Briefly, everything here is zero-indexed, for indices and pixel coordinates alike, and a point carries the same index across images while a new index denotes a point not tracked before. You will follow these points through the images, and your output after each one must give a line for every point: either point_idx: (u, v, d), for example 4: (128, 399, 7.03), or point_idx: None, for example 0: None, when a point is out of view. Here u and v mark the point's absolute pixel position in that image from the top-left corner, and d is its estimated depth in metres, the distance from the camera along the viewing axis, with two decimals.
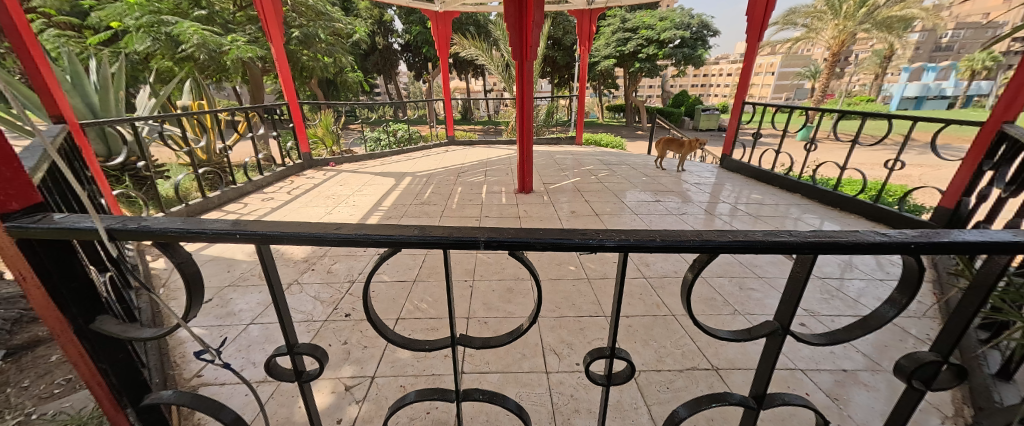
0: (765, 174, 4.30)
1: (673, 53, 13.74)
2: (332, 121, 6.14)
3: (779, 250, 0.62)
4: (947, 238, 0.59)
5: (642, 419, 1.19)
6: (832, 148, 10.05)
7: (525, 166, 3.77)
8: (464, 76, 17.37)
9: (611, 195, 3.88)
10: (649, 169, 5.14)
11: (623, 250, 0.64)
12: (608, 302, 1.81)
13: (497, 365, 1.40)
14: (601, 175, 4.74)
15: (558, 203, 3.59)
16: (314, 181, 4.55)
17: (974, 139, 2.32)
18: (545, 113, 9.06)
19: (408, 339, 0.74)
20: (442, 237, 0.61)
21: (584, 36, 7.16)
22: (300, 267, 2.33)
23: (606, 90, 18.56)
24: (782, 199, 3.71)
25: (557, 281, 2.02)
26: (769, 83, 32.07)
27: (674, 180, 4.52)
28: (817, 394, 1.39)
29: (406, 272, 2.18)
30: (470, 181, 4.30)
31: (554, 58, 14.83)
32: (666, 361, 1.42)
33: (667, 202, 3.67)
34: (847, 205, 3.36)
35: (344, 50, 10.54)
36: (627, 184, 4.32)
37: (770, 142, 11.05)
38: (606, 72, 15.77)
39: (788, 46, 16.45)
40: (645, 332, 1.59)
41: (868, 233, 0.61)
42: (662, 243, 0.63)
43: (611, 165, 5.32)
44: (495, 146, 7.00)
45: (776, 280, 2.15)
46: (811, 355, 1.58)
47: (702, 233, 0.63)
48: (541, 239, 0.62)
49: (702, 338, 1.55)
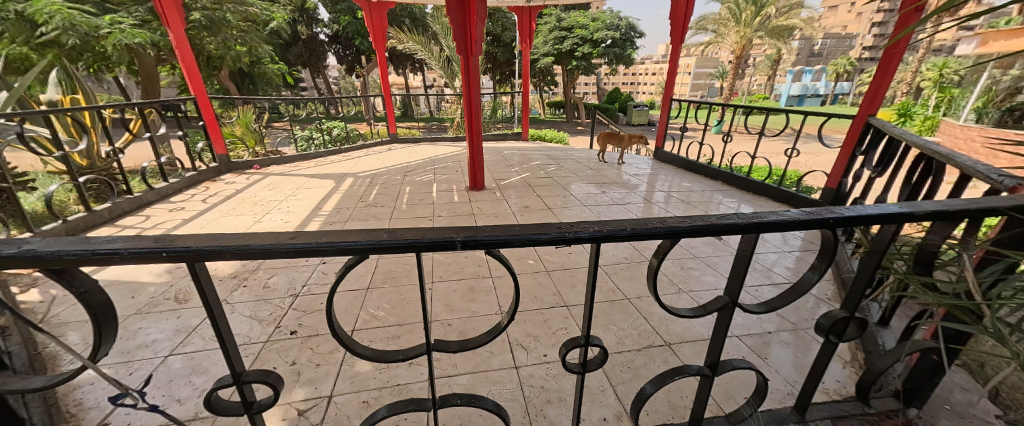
0: (693, 165, 4.74)
1: (606, 52, 14.59)
2: (254, 118, 5.47)
3: (729, 232, 0.68)
4: (855, 213, 0.70)
5: (610, 401, 1.24)
6: (742, 140, 11.43)
7: (476, 163, 3.72)
8: (401, 71, 16.64)
9: (560, 188, 4.01)
10: (592, 163, 5.40)
11: (596, 241, 0.66)
12: (568, 293, 1.87)
13: (466, 367, 1.37)
14: (549, 169, 4.86)
15: (510, 198, 3.62)
16: (237, 186, 4.06)
17: (849, 129, 2.80)
18: (489, 109, 9.04)
19: (380, 351, 0.69)
20: (419, 240, 0.57)
21: (524, 33, 7.24)
22: (230, 284, 2.06)
23: (547, 88, 19.10)
24: (707, 186, 4.14)
25: (517, 276, 2.04)
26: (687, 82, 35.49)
27: (615, 172, 4.81)
28: (750, 355, 1.59)
29: (357, 280, 2.04)
30: (418, 180, 4.14)
31: (494, 55, 14.86)
32: (625, 343, 1.51)
33: (612, 193, 3.89)
34: (758, 189, 3.84)
35: (260, 39, 9.45)
36: (574, 178, 4.49)
37: (692, 136, 12.25)
38: (545, 69, 16.18)
39: (702, 49, 18.35)
40: (604, 318, 1.67)
41: (797, 211, 0.70)
42: (632, 232, 0.66)
43: (557, 160, 5.48)
44: (440, 143, 6.81)
45: (710, 259, 2.40)
46: (742, 323, 1.79)
47: (666, 220, 0.68)
48: (518, 236, 0.62)
49: (654, 317, 1.68)
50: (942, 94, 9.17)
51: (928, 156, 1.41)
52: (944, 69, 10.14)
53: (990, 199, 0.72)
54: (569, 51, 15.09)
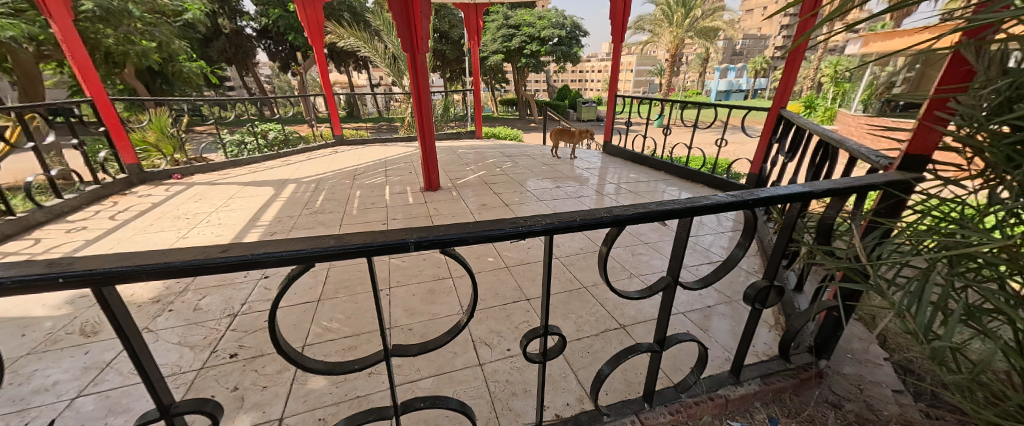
0: (639, 157, 5.03)
1: (553, 50, 14.98)
2: (170, 122, 4.87)
3: (668, 218, 0.75)
4: (769, 194, 0.80)
5: (572, 385, 1.29)
6: (680, 132, 12.34)
7: (430, 163, 3.64)
8: (344, 69, 15.74)
9: (516, 185, 4.05)
10: (546, 159, 5.54)
11: (549, 234, 0.68)
12: (528, 286, 1.90)
13: (429, 370, 1.35)
14: (504, 167, 4.89)
15: (467, 197, 3.59)
16: (154, 199, 3.60)
17: (765, 121, 3.14)
18: (440, 108, 8.88)
19: (333, 363, 0.66)
20: (372, 243, 0.56)
21: (472, 30, 7.19)
22: (151, 310, 1.82)
23: (498, 85, 19.15)
24: (651, 176, 4.42)
25: (477, 274, 2.05)
26: (629, 79, 37.55)
27: (568, 166, 4.96)
28: (693, 329, 1.73)
29: (307, 292, 1.91)
30: (369, 183, 3.96)
31: (443, 52, 14.60)
32: (584, 329, 1.58)
33: (566, 187, 4.02)
34: (694, 177, 4.18)
35: (172, 32, 8.41)
36: (529, 174, 4.57)
37: (637, 130, 12.99)
38: (495, 66, 16.19)
39: (641, 48, 19.48)
40: (563, 308, 1.73)
41: (722, 195, 0.78)
42: (582, 222, 0.69)
43: (512, 157, 5.53)
44: (390, 144, 6.56)
45: (657, 244, 2.58)
46: (686, 300, 1.94)
47: (611, 209, 0.73)
48: (474, 234, 0.62)
49: (610, 302, 1.77)
50: (838, 88, 10.59)
51: (826, 143, 1.62)
52: (839, 67, 11.70)
53: (868, 177, 0.86)
54: (518, 49, 15.25)
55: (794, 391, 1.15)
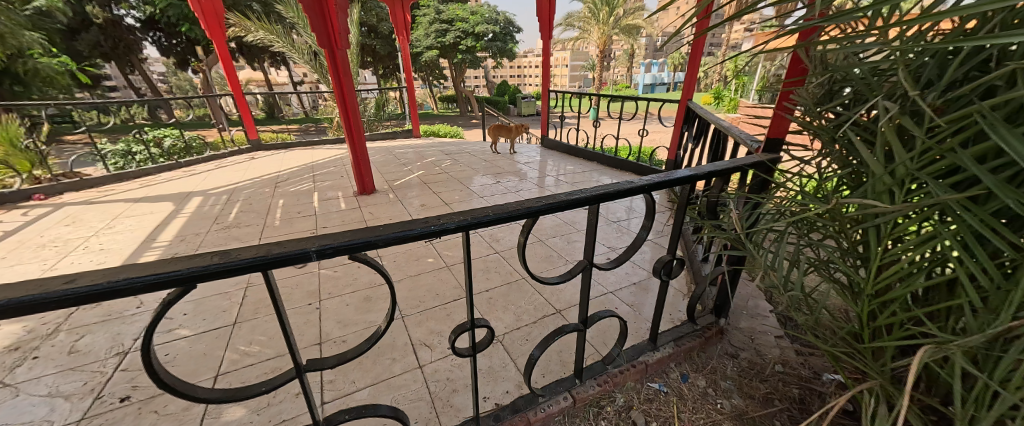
0: (574, 149, 5.25)
1: (488, 46, 15.01)
2: (25, 133, 4.04)
3: (578, 206, 0.82)
4: (661, 179, 0.93)
5: (511, 373, 1.34)
6: (613, 124, 13.13)
7: (362, 165, 3.46)
8: (258, 65, 14.22)
9: (457, 183, 4.03)
10: (486, 155, 5.57)
11: (465, 230, 0.70)
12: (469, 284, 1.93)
13: (365, 380, 1.31)
14: (443, 165, 4.81)
15: (405, 198, 3.49)
16: (9, 226, 2.98)
17: (677, 111, 3.45)
18: (372, 107, 8.44)
19: (235, 390, 0.62)
20: (264, 255, 0.53)
21: (400, 25, 6.93)
22: (7, 361, 1.52)
23: (435, 81, 18.71)
24: (585, 167, 4.65)
25: (416, 276, 2.01)
26: (565, 74, 38.93)
27: (507, 162, 5.04)
28: (622, 306, 1.83)
29: (222, 316, 1.73)
30: (295, 190, 3.67)
31: (372, 47, 13.86)
32: (523, 319, 1.64)
33: (506, 182, 4.08)
34: (623, 165, 4.48)
35: (20, 22, 6.91)
36: (469, 171, 4.56)
37: (573, 123, 13.56)
38: (430, 62, 15.76)
39: (573, 44, 20.28)
40: (503, 301, 1.77)
41: (623, 182, 0.89)
42: (494, 216, 0.73)
43: (451, 155, 5.47)
44: (318, 147, 6.11)
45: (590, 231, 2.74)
46: (615, 280, 2.06)
47: (524, 202, 0.77)
48: (382, 236, 0.62)
49: (546, 289, 1.85)
50: None
51: (720, 131, 1.84)
52: None
53: (736, 161, 1.04)
54: (452, 44, 14.99)
55: (701, 348, 1.32)
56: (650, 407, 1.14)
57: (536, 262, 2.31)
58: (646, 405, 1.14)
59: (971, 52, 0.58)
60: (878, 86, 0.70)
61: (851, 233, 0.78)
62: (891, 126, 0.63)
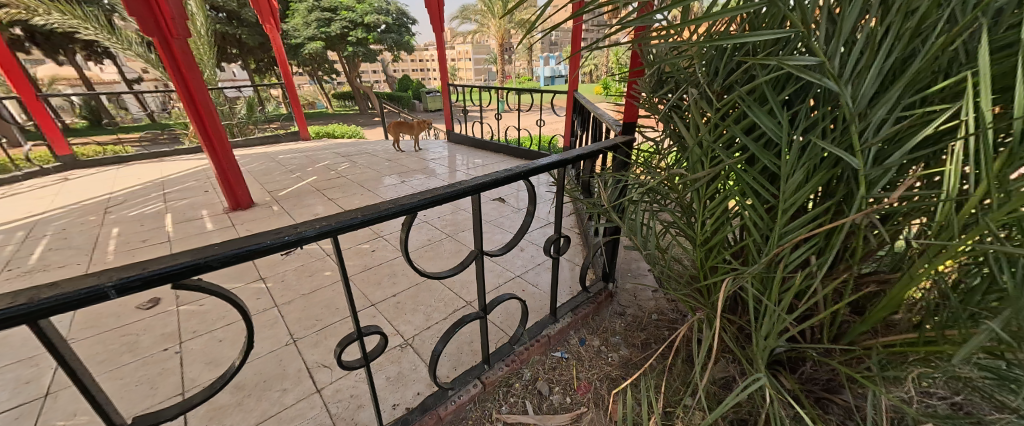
0: (480, 142, 5.29)
1: (382, 38, 14.11)
2: None
3: (458, 198, 0.89)
4: (535, 165, 1.06)
5: (421, 375, 1.32)
6: (519, 116, 13.60)
7: (230, 177, 2.98)
8: (69, 58, 11.02)
9: (356, 186, 3.75)
10: (388, 154, 5.28)
11: (330, 236, 0.67)
12: (375, 292, 1.86)
13: (250, 420, 1.16)
14: (339, 168, 4.40)
15: (294, 209, 3.12)
16: None
17: (566, 102, 3.71)
18: (244, 108, 7.26)
19: None
20: (27, 304, 0.42)
21: (266, 12, 6.05)
22: None
23: (324, 77, 16.92)
24: (492, 159, 4.73)
25: (313, 293, 1.84)
26: (469, 68, 38.84)
27: (412, 159, 4.85)
28: (530, 287, 1.92)
29: (26, 390, 1.36)
30: (141, 213, 2.99)
31: (237, 37, 11.85)
32: (433, 318, 1.63)
33: (412, 180, 3.94)
34: (527, 155, 4.68)
35: None
36: (369, 172, 4.27)
37: (481, 116, 13.63)
38: (315, 55, 14.17)
39: (472, 37, 20.29)
40: (411, 303, 1.75)
41: (499, 171, 0.99)
42: (364, 218, 0.71)
43: (348, 156, 5.05)
44: (172, 158, 5.05)
45: (500, 221, 2.83)
46: (523, 264, 2.15)
47: (398, 200, 0.78)
48: (214, 256, 0.54)
49: (456, 284, 1.87)
50: None
51: (598, 118, 2.05)
52: None
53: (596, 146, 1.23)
54: (339, 35, 13.67)
55: (594, 313, 1.51)
56: (553, 374, 1.26)
57: (446, 258, 2.29)
58: (550, 374, 1.26)
59: (736, 48, 0.76)
60: (685, 74, 0.86)
61: (684, 198, 0.96)
62: (695, 107, 0.79)
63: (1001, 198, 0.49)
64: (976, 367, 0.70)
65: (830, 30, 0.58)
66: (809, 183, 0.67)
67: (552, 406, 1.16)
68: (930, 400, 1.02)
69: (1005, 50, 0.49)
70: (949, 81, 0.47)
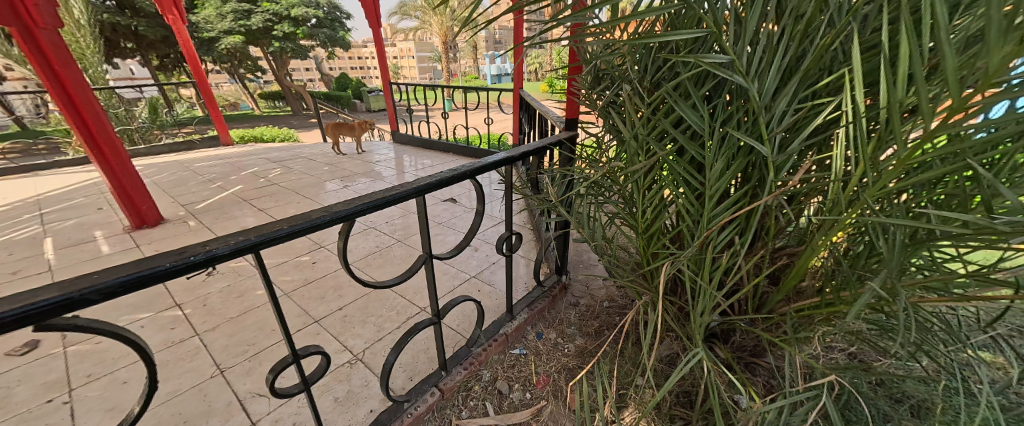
0: (428, 142, 5.14)
1: (313, 34, 13.11)
2: None
3: (400, 202, 0.86)
4: (481, 163, 1.05)
5: (373, 392, 1.28)
6: (466, 114, 13.44)
7: (131, 189, 2.59)
8: None
9: (291, 194, 3.46)
10: (327, 157, 4.94)
11: (249, 252, 0.62)
12: (317, 307, 1.78)
13: None
14: (269, 175, 4.02)
15: (217, 223, 2.80)
16: None
17: (512, 100, 3.72)
18: (147, 110, 6.33)
19: None
20: None
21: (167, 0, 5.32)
22: None
23: (247, 74, 15.34)
24: (441, 159, 4.62)
25: (240, 316, 1.78)
26: (411, 66, 37.59)
27: (353, 162, 4.59)
28: (486, 286, 1.91)
29: None
30: (12, 239, 2.50)
31: (133, 29, 10.30)
32: (385, 329, 1.60)
33: (355, 184, 3.73)
34: (476, 154, 4.64)
35: None
36: (306, 178, 3.97)
37: (427, 116, 13.26)
38: (235, 50, 12.79)
39: (413, 33, 19.63)
40: (360, 315, 1.70)
41: (443, 171, 0.97)
42: (290, 229, 0.66)
43: (281, 161, 4.65)
44: (53, 171, 4.26)
45: (452, 222, 2.77)
46: (477, 264, 2.13)
47: (332, 207, 0.74)
48: (96, 285, 0.47)
49: (408, 291, 1.85)
50: None
51: (543, 116, 2.09)
52: None
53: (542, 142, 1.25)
54: (262, 29, 12.45)
55: (550, 306, 1.54)
56: (512, 372, 1.26)
57: (396, 264, 2.20)
58: (508, 372, 1.27)
59: (662, 47, 0.81)
60: (619, 72, 0.90)
61: (625, 189, 1.01)
62: (629, 103, 0.83)
63: (874, 175, 0.58)
64: (864, 321, 0.82)
65: (737, 31, 0.65)
66: (728, 171, 0.73)
67: (513, 403, 1.16)
68: (833, 353, 1.20)
69: (873, 49, 0.58)
70: (834, 74, 0.55)
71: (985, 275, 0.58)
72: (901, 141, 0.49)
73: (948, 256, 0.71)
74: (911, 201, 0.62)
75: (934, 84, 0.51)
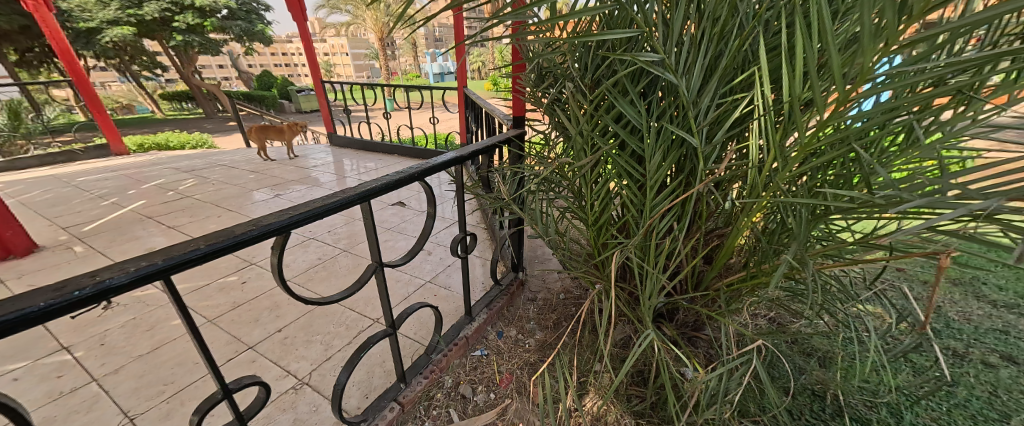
0: (369, 144, 4.87)
1: (226, 27, 11.75)
2: None
3: (343, 209, 0.80)
4: (430, 164, 1.02)
5: (323, 416, 1.20)
6: (409, 114, 12.99)
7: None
8: None
9: (210, 207, 3.07)
10: (252, 164, 4.46)
11: (161, 277, 0.54)
12: (252, 330, 1.62)
13: None
14: (179, 187, 3.52)
15: (115, 246, 2.41)
16: None
17: (457, 98, 3.66)
18: (5, 115, 5.20)
19: None
20: None
21: None
22: None
23: (144, 72, 13.30)
24: (384, 162, 4.41)
25: (154, 351, 1.56)
26: (345, 63, 35.38)
27: (285, 168, 4.20)
28: (442, 290, 1.86)
29: None
30: None
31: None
32: (333, 346, 1.50)
33: (288, 192, 3.42)
34: (422, 155, 4.50)
35: None
36: (228, 188, 3.55)
37: (366, 116, 12.60)
38: (125, 44, 11.01)
39: (345, 29, 18.48)
40: (303, 334, 1.57)
41: (389, 174, 0.92)
42: (210, 248, 0.59)
43: (194, 171, 4.10)
44: None
45: (400, 227, 2.66)
46: (430, 268, 2.07)
47: (263, 219, 0.67)
48: None
49: (357, 303, 1.75)
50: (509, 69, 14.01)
51: (490, 115, 2.08)
52: None
53: (491, 140, 1.25)
54: (159, 20, 10.87)
55: (508, 304, 1.55)
56: (474, 374, 1.25)
57: (342, 275, 2.06)
58: (470, 375, 1.25)
59: (599, 46, 0.85)
60: (561, 70, 0.92)
61: (574, 183, 1.04)
62: (573, 100, 0.86)
63: (783, 162, 0.66)
64: (782, 289, 0.94)
65: (665, 32, 0.70)
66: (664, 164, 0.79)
67: (477, 406, 1.14)
68: (758, 320, 1.36)
69: (775, 50, 0.66)
70: (747, 72, 0.61)
71: (868, 242, 0.69)
72: (801, 130, 0.57)
73: (841, 226, 0.83)
74: (811, 182, 0.72)
75: (824, 80, 0.59)
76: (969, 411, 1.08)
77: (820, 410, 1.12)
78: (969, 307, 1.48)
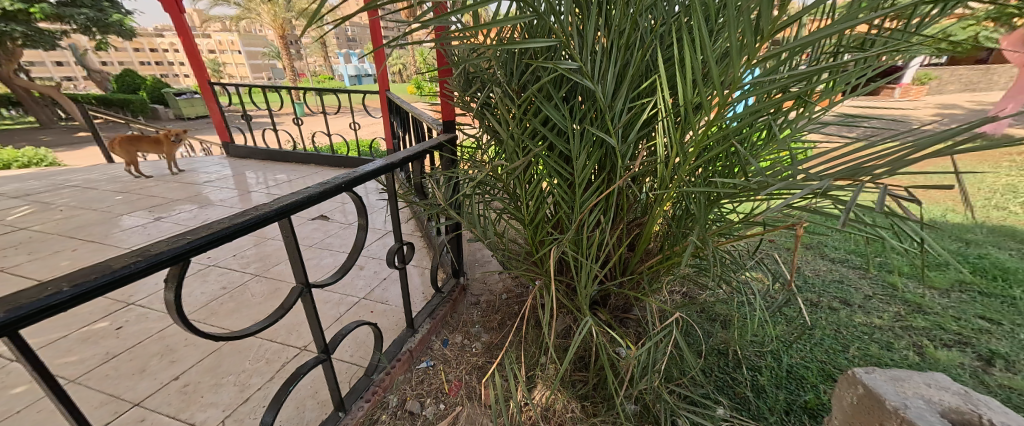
0: (277, 153, 4.36)
1: (66, 15, 9.44)
2: None
3: (257, 228, 0.73)
4: (357, 173, 0.97)
5: None
6: (324, 119, 11.96)
7: None
8: None
9: (62, 238, 2.47)
10: (120, 182, 3.69)
11: (10, 332, 0.43)
12: (137, 383, 1.35)
13: None
14: (10, 218, 2.76)
15: None
16: None
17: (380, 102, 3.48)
18: None
19: None
20: None
21: None
22: None
23: None
24: (299, 172, 4.00)
25: None
26: (238, 62, 31.07)
27: (168, 186, 3.55)
28: (378, 306, 1.76)
29: None
30: None
31: None
32: (250, 385, 1.33)
33: (175, 214, 2.91)
34: (343, 163, 4.17)
35: None
36: (87, 213, 2.89)
37: (272, 123, 11.25)
38: None
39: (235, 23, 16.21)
40: (211, 376, 1.37)
41: (310, 186, 0.86)
42: (78, 291, 0.48)
43: (31, 195, 3.24)
44: None
45: (324, 243, 2.44)
46: (363, 284, 1.94)
47: (155, 248, 0.58)
48: None
49: (278, 332, 1.57)
50: None
51: (418, 118, 2.02)
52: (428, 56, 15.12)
53: (422, 145, 1.23)
54: None
55: (451, 310, 1.54)
56: (420, 387, 1.22)
57: (257, 303, 1.83)
58: (416, 389, 1.21)
59: (523, 53, 0.90)
60: (488, 75, 0.95)
61: (508, 185, 1.08)
62: (501, 104, 0.90)
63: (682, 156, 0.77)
64: (690, 266, 1.09)
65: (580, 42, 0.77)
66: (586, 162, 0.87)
67: (426, 419, 1.12)
68: (674, 296, 1.56)
69: (669, 60, 0.78)
70: (648, 79, 0.71)
71: (748, 220, 0.85)
72: (694, 129, 0.67)
73: (728, 209, 1.00)
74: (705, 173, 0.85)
75: (707, 87, 0.71)
76: (823, 347, 1.39)
77: (724, 365, 1.33)
78: (818, 265, 1.89)
